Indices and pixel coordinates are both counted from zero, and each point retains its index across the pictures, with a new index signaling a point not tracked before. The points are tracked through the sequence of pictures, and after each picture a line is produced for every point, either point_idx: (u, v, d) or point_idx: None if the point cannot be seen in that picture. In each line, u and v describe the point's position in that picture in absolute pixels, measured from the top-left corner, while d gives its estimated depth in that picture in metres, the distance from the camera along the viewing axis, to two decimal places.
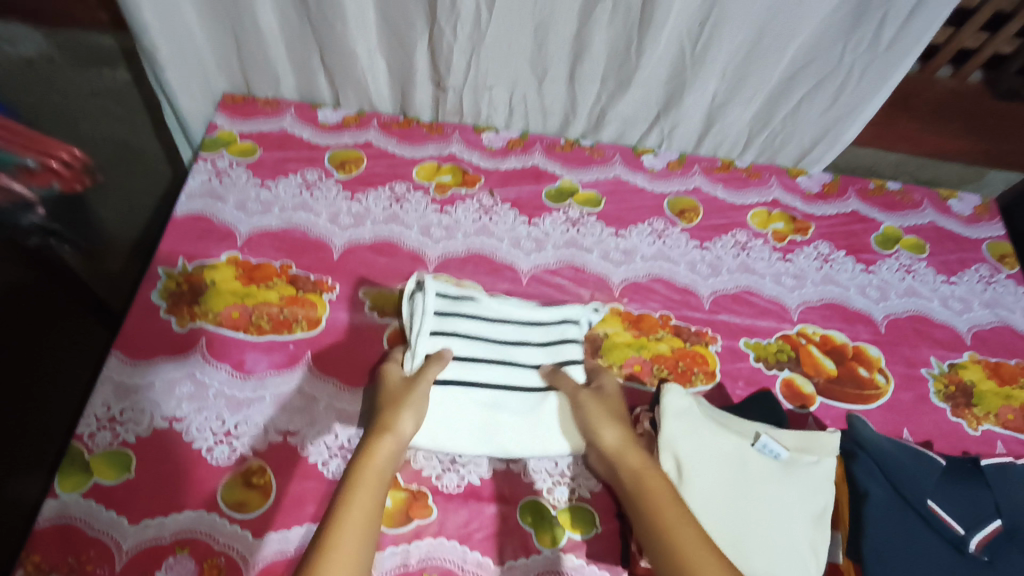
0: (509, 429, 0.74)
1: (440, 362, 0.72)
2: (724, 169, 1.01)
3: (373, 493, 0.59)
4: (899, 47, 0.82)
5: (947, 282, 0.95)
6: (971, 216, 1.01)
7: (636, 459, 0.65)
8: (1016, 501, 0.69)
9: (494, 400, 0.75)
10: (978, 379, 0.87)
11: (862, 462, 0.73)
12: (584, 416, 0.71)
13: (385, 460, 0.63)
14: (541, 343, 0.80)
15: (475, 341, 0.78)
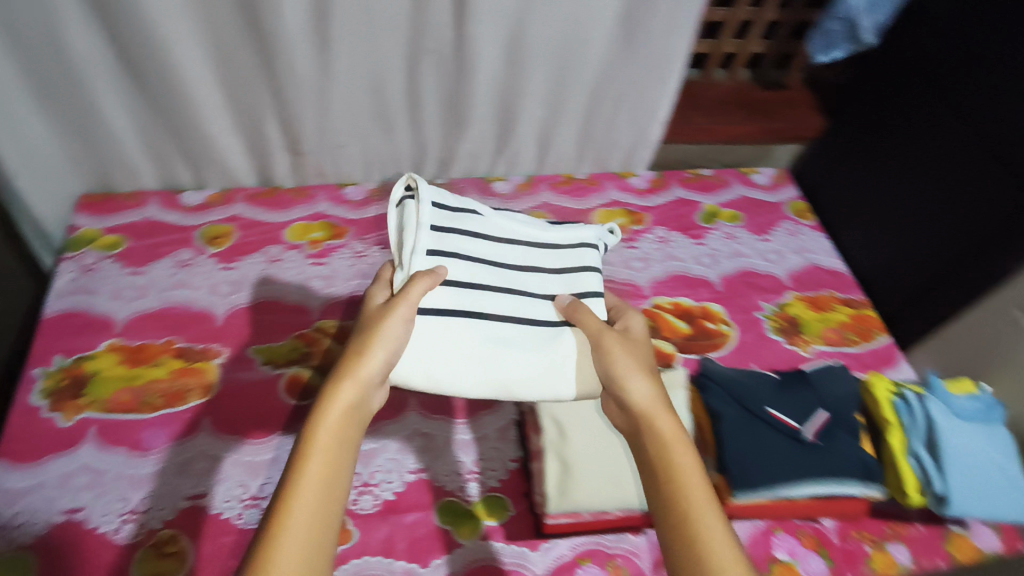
0: (514, 366, 0.76)
1: (426, 285, 0.72)
2: (565, 182, 1.16)
3: (332, 450, 0.59)
4: (672, 57, 0.99)
5: (763, 240, 1.14)
6: (773, 182, 1.23)
7: (665, 426, 0.64)
8: (836, 394, 0.80)
9: (498, 335, 0.77)
10: (803, 312, 1.05)
11: (712, 391, 0.80)
12: (608, 361, 0.71)
13: (347, 409, 0.63)
14: (547, 271, 0.84)
15: (477, 260, 0.81)
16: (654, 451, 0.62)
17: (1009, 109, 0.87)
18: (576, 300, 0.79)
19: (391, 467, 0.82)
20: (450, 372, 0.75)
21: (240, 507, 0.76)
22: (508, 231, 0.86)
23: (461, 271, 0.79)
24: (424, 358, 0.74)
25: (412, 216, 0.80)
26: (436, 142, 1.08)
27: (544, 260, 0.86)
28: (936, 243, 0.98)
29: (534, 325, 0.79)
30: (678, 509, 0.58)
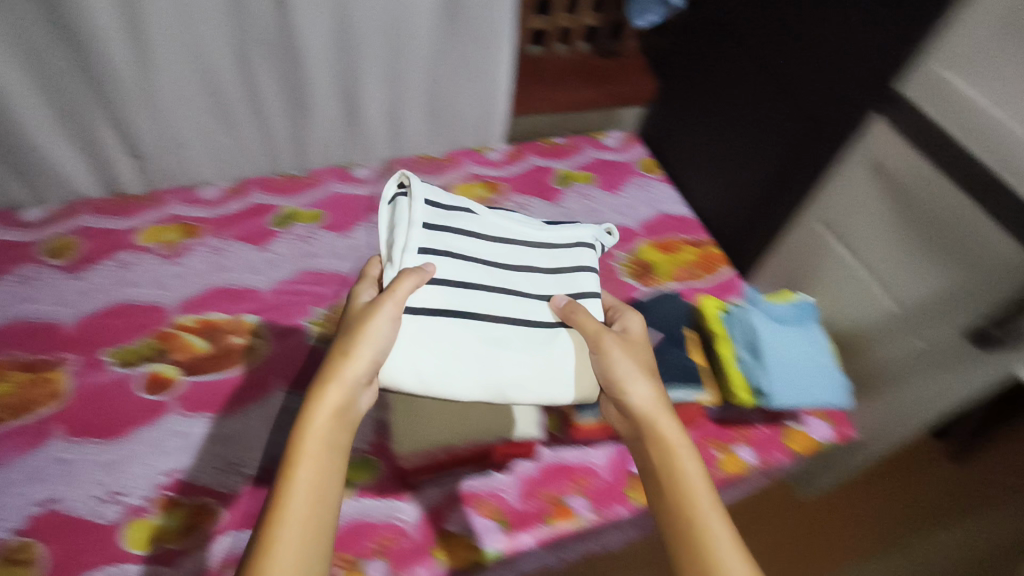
0: (511, 374, 0.73)
1: (413, 282, 0.69)
2: (424, 162, 1.20)
3: (321, 466, 0.58)
4: (497, 31, 1.07)
5: (615, 196, 1.22)
6: (623, 143, 1.33)
7: (667, 427, 0.67)
8: (663, 316, 0.89)
9: (494, 337, 0.74)
10: (654, 256, 1.12)
11: None
12: (608, 364, 0.72)
13: (336, 424, 0.62)
14: (544, 271, 0.82)
15: (470, 258, 0.78)
16: (655, 450, 0.66)
17: (788, 49, 0.96)
18: (572, 301, 0.77)
19: (258, 445, 0.83)
20: (446, 377, 0.70)
21: (100, 503, 0.76)
22: (505, 230, 0.84)
23: (455, 270, 0.76)
24: (416, 362, 0.70)
25: (403, 213, 0.78)
26: (284, 130, 1.10)
27: (539, 259, 0.84)
28: (758, 177, 1.07)
29: (531, 326, 0.77)
30: (678, 501, 0.61)
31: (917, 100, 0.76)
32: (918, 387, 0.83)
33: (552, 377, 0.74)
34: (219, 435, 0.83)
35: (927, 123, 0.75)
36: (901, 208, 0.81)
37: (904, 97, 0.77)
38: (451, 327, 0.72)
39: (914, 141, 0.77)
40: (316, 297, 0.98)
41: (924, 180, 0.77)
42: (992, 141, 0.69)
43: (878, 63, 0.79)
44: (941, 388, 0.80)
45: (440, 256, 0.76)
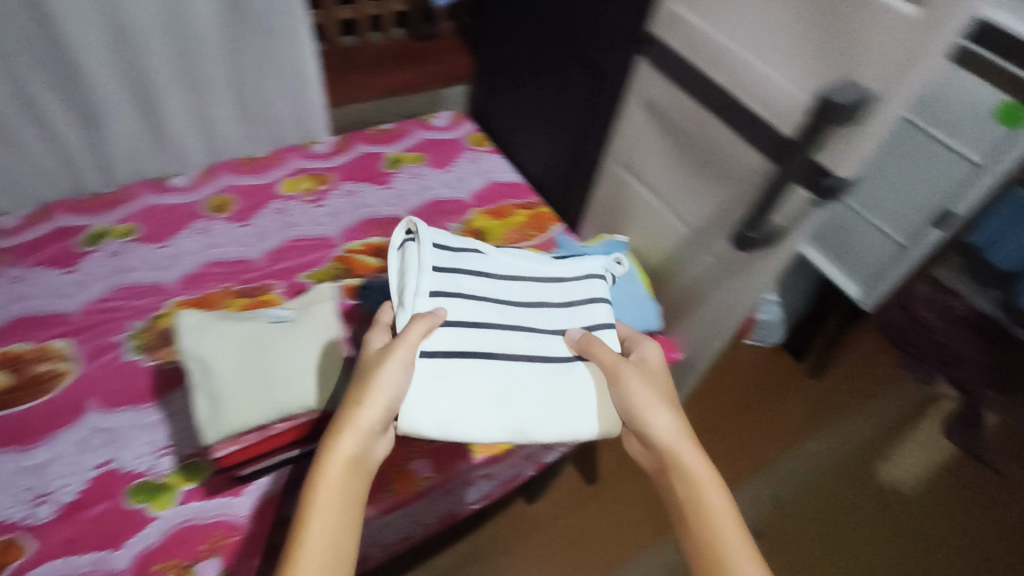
0: (530, 414, 0.77)
1: (427, 329, 0.73)
2: (246, 164, 1.19)
3: (336, 515, 0.61)
4: (289, 22, 1.07)
5: (445, 173, 1.25)
6: (452, 121, 1.37)
7: (692, 456, 0.70)
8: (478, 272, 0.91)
9: (509, 377, 0.78)
10: (486, 223, 1.16)
11: (370, 296, 0.86)
12: (627, 393, 0.76)
13: (351, 473, 0.64)
14: (556, 304, 0.87)
15: (482, 298, 0.83)
16: (681, 480, 0.69)
17: (564, 9, 1.02)
18: (586, 334, 0.83)
19: (72, 469, 0.78)
20: (465, 421, 0.74)
21: None
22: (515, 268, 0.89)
23: (467, 311, 0.80)
24: (432, 406, 0.74)
25: (413, 259, 0.82)
26: (80, 144, 1.05)
27: (551, 294, 0.88)
28: (565, 133, 1.12)
29: (550, 362, 0.81)
30: (703, 531, 0.64)
31: (664, 37, 0.83)
32: (714, 297, 0.90)
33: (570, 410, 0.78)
34: (28, 467, 0.78)
35: (673, 56, 0.82)
36: (671, 140, 0.88)
37: (656, 38, 0.84)
38: (469, 370, 0.77)
39: (669, 75, 0.83)
40: (132, 310, 0.94)
41: (679, 108, 0.84)
42: (720, 62, 0.76)
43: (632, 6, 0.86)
44: (730, 294, 0.87)
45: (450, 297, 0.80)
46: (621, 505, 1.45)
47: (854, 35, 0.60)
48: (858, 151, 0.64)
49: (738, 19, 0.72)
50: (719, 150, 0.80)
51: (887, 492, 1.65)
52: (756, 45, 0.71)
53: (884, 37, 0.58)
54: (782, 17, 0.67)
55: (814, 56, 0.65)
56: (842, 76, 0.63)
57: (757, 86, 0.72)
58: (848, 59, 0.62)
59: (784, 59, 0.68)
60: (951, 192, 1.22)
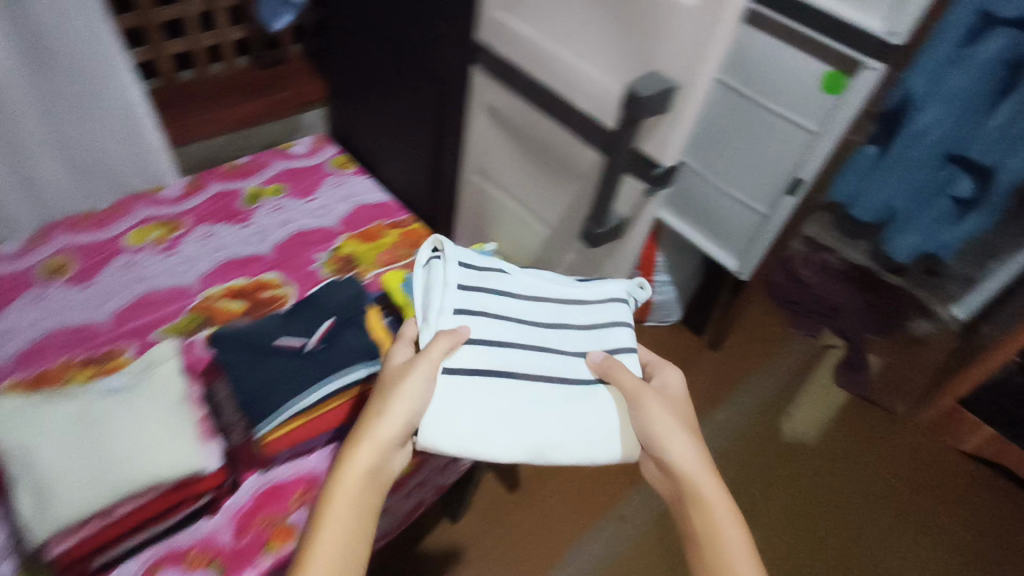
0: (555, 439, 0.77)
1: (448, 346, 0.75)
2: (85, 220, 1.09)
3: (347, 526, 0.65)
4: (106, 68, 0.99)
5: (309, 201, 1.21)
6: (311, 148, 1.32)
7: (709, 482, 0.73)
8: (339, 300, 0.86)
9: (534, 400, 0.79)
10: (355, 248, 1.12)
11: (219, 343, 0.78)
12: (647, 417, 0.77)
13: (366, 487, 0.68)
14: (578, 324, 0.87)
15: (503, 316, 0.84)
16: (694, 502, 0.72)
17: (398, 25, 1.01)
18: (608, 358, 0.83)
19: None
20: (488, 444, 0.75)
21: None
22: (538, 289, 0.90)
23: (485, 329, 0.82)
24: (454, 427, 0.75)
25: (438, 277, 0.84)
26: None
27: (573, 316, 0.89)
28: (424, 147, 1.11)
29: (570, 386, 0.81)
30: (711, 553, 0.69)
31: (491, 45, 0.84)
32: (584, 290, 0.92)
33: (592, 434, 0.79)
34: None
35: (502, 61, 0.83)
36: (517, 144, 0.89)
37: (484, 46, 0.85)
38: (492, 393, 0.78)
39: (502, 80, 0.84)
40: None
41: (519, 114, 0.85)
42: (543, 63, 0.77)
43: (457, 16, 0.86)
44: (598, 285, 0.89)
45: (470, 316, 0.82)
46: (550, 507, 1.44)
47: (651, 27, 0.63)
48: (677, 138, 0.67)
49: (551, 20, 0.74)
50: (559, 149, 0.81)
51: (791, 447, 1.74)
52: (572, 44, 0.73)
53: (676, 26, 0.61)
54: (590, 15, 0.69)
55: (622, 50, 0.68)
56: (648, 67, 0.66)
57: (579, 83, 0.73)
58: (651, 51, 0.65)
59: (598, 56, 0.70)
60: (797, 158, 1.32)
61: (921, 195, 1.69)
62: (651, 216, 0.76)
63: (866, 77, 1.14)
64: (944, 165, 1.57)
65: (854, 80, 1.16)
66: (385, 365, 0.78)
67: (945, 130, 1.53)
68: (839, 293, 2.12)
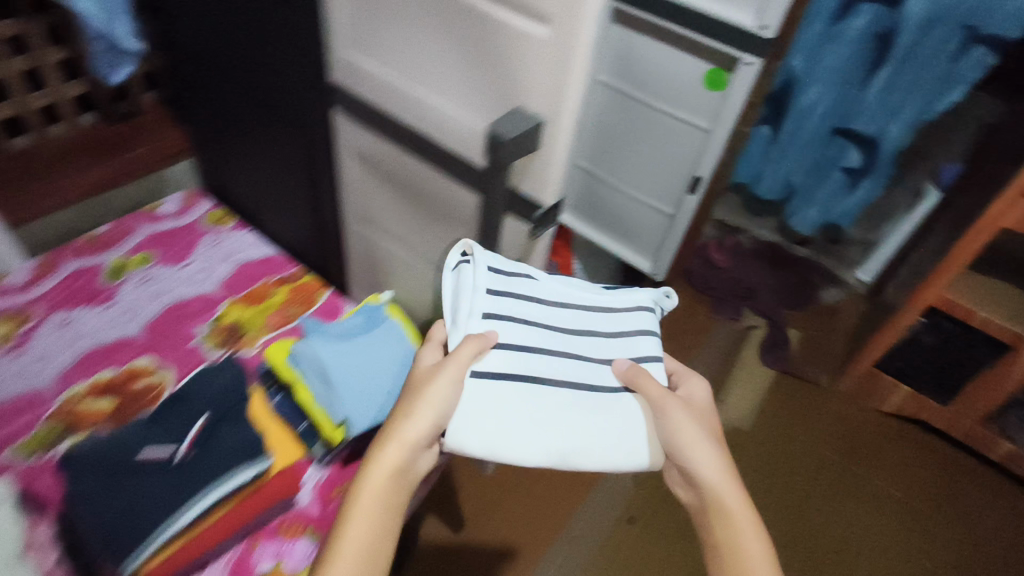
0: (583, 448, 0.75)
1: (476, 348, 0.74)
2: None
3: (369, 523, 0.67)
4: None
5: (183, 266, 1.09)
6: (181, 207, 1.20)
7: (730, 491, 0.72)
8: (211, 395, 0.80)
9: (562, 404, 0.77)
10: (240, 313, 1.02)
11: (68, 470, 0.69)
12: (670, 425, 0.75)
13: (390, 493, 0.69)
14: (604, 335, 0.85)
15: (534, 322, 0.82)
16: (713, 509, 0.72)
17: (249, 67, 0.92)
18: (634, 367, 0.80)
19: None
20: (516, 448, 0.74)
21: None
22: (565, 295, 0.87)
23: (511, 335, 0.79)
24: (485, 429, 0.74)
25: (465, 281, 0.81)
26: None
27: (600, 322, 0.86)
28: (300, 197, 1.02)
29: (594, 392, 0.79)
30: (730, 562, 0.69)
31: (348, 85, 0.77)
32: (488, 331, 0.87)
33: (617, 442, 0.76)
34: None
35: (363, 101, 0.76)
36: (395, 188, 0.82)
37: (342, 86, 0.78)
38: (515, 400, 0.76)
39: (365, 121, 0.78)
40: None
41: (395, 158, 0.78)
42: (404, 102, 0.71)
43: (308, 55, 0.79)
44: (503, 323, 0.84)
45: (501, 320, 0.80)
46: (501, 531, 1.35)
47: (507, 62, 0.59)
48: (552, 175, 0.63)
49: (404, 57, 0.68)
50: (439, 190, 0.76)
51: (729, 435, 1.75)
52: (429, 81, 0.67)
53: (531, 59, 0.57)
54: (441, 50, 0.64)
55: (481, 85, 0.63)
56: (511, 103, 0.61)
57: (444, 123, 0.68)
58: (510, 86, 0.60)
59: (458, 93, 0.65)
60: (693, 156, 1.31)
61: (815, 171, 1.88)
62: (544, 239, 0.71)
63: (745, 72, 1.13)
64: (831, 138, 1.79)
65: (733, 75, 1.16)
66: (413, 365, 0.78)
67: (827, 106, 1.70)
68: (752, 275, 2.15)
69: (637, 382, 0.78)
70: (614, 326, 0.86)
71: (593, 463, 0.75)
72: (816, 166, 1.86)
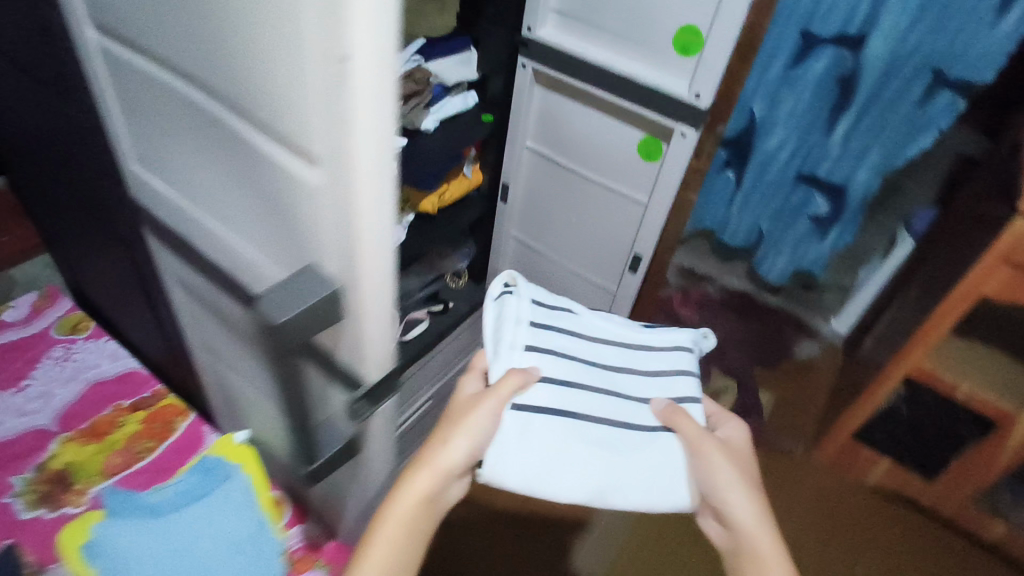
0: (619, 484, 0.68)
1: (515, 386, 0.69)
2: None
3: (395, 541, 0.68)
4: None
5: (17, 391, 0.91)
6: (31, 310, 1.01)
7: (764, 539, 0.68)
8: None
9: (597, 439, 0.70)
10: (75, 455, 0.85)
11: None
12: (708, 469, 0.69)
13: (415, 517, 0.69)
14: (644, 373, 0.78)
15: (575, 357, 0.76)
16: (745, 555, 0.68)
17: (61, 168, 0.75)
18: (671, 406, 0.74)
19: None
20: (549, 480, 0.67)
21: None
22: (611, 329, 0.82)
23: (553, 366, 0.74)
24: (520, 460, 0.67)
25: (509, 310, 0.77)
26: None
27: (644, 359, 0.80)
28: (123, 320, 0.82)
29: (632, 428, 0.72)
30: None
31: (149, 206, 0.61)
32: (359, 484, 0.70)
33: (659, 482, 0.69)
34: None
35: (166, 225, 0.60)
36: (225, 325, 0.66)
37: (146, 207, 0.62)
38: (550, 430, 0.69)
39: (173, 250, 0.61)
40: None
41: (217, 294, 0.61)
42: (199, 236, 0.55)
43: (106, 167, 0.63)
44: (370, 475, 0.68)
45: (542, 354, 0.74)
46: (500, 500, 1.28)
47: (288, 199, 0.42)
48: (379, 325, 0.47)
49: (192, 184, 0.52)
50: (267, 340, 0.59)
51: None
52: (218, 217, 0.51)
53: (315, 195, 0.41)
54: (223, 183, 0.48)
55: (270, 228, 0.46)
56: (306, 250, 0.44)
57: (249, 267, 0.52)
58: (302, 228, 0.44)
59: (253, 235, 0.49)
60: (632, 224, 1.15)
61: (779, 215, 1.40)
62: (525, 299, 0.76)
63: (680, 143, 0.98)
64: (797, 183, 1.32)
65: (668, 146, 1.01)
66: (462, 386, 0.76)
67: (794, 149, 1.26)
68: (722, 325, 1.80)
69: (677, 423, 0.72)
70: (655, 365, 0.79)
71: (633, 501, 0.68)
72: (784, 216, 1.39)
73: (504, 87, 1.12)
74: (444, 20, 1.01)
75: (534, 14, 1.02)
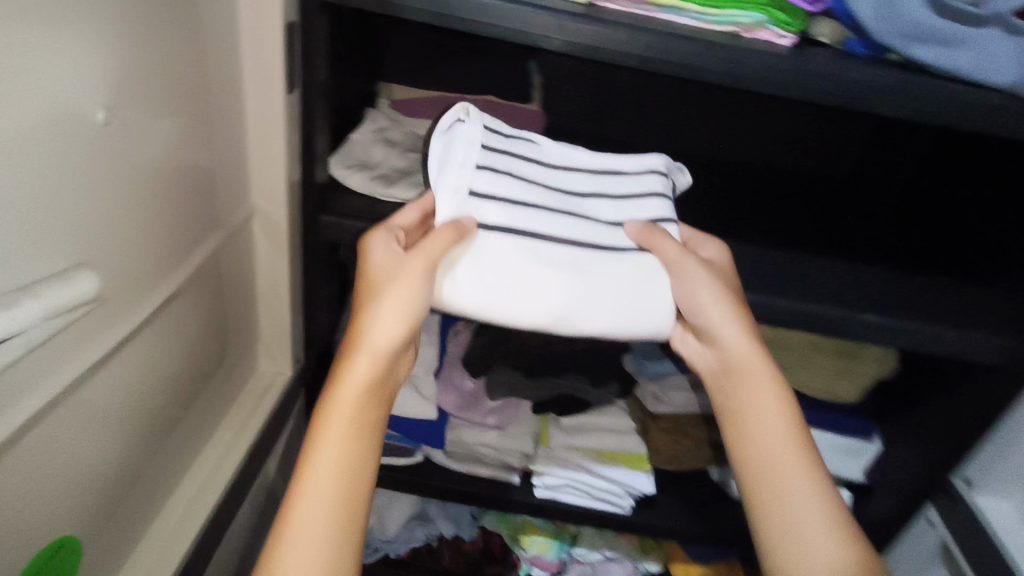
0: (604, 311, 0.41)
1: (451, 232, 0.39)
2: None
3: (347, 449, 0.38)
4: None
5: None
6: None
7: (761, 392, 0.46)
8: None
9: (561, 254, 0.42)
10: None
11: None
12: (691, 290, 0.44)
13: (354, 454, 0.39)
14: (620, 198, 0.46)
15: (532, 185, 0.44)
16: (743, 423, 0.46)
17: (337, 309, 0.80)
18: (650, 223, 0.44)
19: None
20: (506, 310, 0.40)
21: None
22: (578, 153, 0.48)
23: (510, 218, 0.42)
24: (467, 290, 0.40)
25: (447, 146, 0.44)
26: None
27: (620, 181, 0.47)
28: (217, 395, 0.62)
29: (601, 250, 0.43)
30: (783, 521, 0.44)
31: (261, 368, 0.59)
32: None
33: (648, 311, 0.42)
34: None
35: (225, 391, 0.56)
36: None
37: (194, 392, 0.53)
38: (500, 251, 0.41)
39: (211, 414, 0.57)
40: None
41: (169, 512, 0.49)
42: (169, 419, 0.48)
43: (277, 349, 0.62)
44: None
45: (497, 180, 0.43)
46: None
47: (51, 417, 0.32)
48: None
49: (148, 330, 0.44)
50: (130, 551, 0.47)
51: None
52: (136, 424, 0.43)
53: None
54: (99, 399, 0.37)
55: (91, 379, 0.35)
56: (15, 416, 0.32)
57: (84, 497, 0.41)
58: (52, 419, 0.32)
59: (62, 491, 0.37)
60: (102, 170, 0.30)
61: None
62: (482, 127, 0.44)
63: None
64: None
65: None
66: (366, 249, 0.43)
67: None
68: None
69: (660, 247, 0.43)
70: (640, 195, 0.46)
71: (619, 331, 0.41)
72: None
73: (880, 521, 0.69)
74: (831, 386, 0.70)
75: (986, 467, 0.63)
